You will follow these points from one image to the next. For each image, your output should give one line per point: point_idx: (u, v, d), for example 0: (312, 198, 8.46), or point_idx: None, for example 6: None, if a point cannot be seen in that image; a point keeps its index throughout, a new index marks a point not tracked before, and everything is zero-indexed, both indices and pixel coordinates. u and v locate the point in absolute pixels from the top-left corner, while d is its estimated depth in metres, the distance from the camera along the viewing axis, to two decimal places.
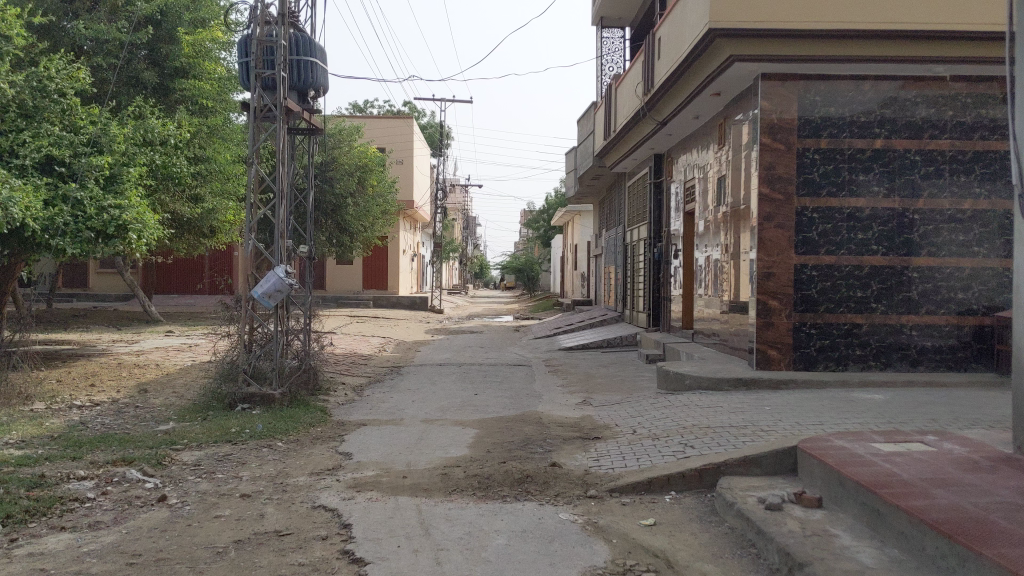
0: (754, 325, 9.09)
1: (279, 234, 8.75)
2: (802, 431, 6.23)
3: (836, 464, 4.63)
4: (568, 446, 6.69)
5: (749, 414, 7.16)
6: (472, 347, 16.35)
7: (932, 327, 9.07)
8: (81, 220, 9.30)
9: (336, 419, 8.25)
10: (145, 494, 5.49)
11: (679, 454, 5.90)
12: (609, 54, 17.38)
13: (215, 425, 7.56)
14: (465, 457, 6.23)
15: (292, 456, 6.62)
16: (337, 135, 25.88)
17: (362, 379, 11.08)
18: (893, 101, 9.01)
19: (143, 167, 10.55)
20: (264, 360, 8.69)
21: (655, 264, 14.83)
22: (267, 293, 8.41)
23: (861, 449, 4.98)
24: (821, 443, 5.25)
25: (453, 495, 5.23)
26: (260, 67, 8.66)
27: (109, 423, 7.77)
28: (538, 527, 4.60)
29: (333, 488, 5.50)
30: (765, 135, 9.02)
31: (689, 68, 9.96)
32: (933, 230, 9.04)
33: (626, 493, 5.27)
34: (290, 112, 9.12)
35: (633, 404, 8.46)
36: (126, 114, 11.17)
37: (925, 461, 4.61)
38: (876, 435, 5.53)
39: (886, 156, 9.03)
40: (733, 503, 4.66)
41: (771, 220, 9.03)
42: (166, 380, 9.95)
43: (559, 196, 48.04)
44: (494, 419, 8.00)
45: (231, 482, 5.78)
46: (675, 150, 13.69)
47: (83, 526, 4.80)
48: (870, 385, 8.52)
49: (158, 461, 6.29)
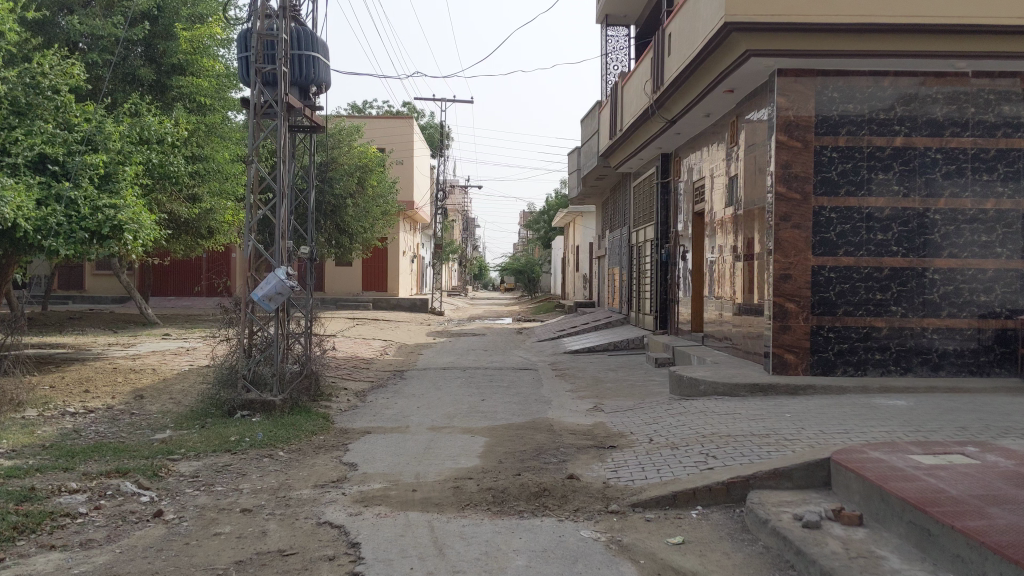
0: (771, 328, 8.81)
1: (279, 236, 8.44)
2: (829, 441, 5.95)
3: (877, 479, 4.35)
4: (583, 455, 6.41)
5: (770, 422, 6.87)
6: (475, 350, 16.04)
7: (954, 330, 8.79)
8: (75, 220, 8.97)
9: (339, 427, 7.95)
10: (140, 509, 5.19)
11: (703, 465, 5.61)
12: (615, 52, 17.10)
13: (214, 434, 7.25)
14: (476, 469, 5.94)
15: (295, 467, 6.32)
16: (337, 135, 25.59)
17: (365, 384, 10.78)
18: (913, 98, 8.75)
19: (140, 166, 10.24)
20: (263, 365, 8.39)
21: (662, 265, 14.57)
22: (268, 296, 8.10)
23: (901, 462, 4.70)
24: (855, 455, 4.97)
25: (466, 511, 4.94)
26: (260, 62, 8.34)
27: (104, 432, 7.46)
28: (559, 546, 4.32)
29: (338, 503, 5.20)
30: (781, 132, 8.75)
31: (701, 64, 9.70)
32: (954, 230, 8.77)
33: (649, 508, 4.97)
34: (291, 109, 8.82)
35: (646, 411, 8.17)
36: (121, 112, 10.85)
37: (971, 476, 4.33)
38: (912, 447, 5.26)
39: (906, 155, 8.76)
40: (767, 520, 4.37)
41: (788, 220, 8.75)
42: (163, 386, 9.64)
43: (560, 198, 47.72)
44: (503, 427, 7.71)
45: (231, 496, 5.49)
46: (684, 149, 13.41)
47: (74, 545, 4.50)
48: (891, 391, 8.24)
49: (154, 472, 5.99)
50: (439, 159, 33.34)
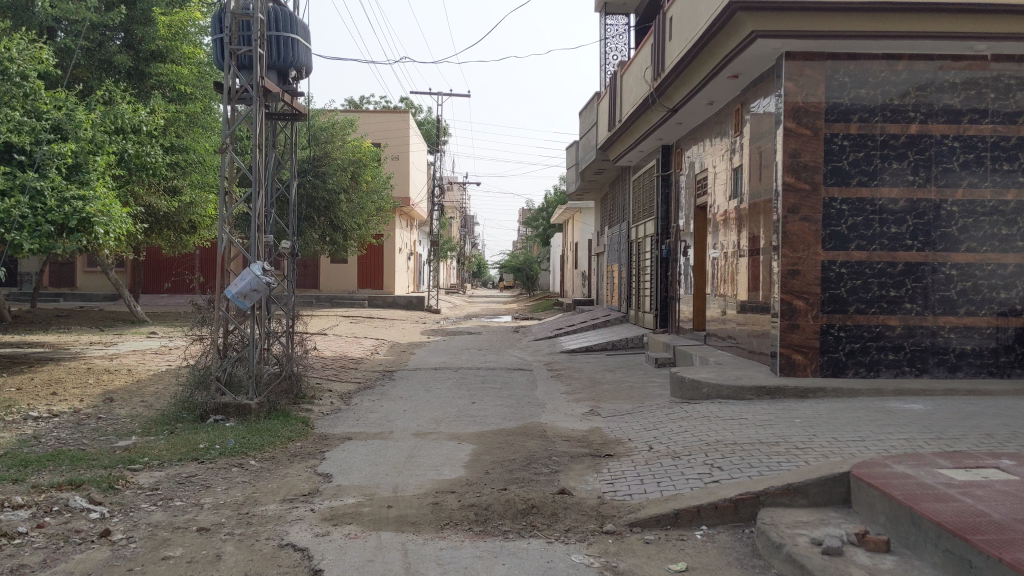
0: (779, 327, 8.30)
1: (257, 228, 7.90)
2: (846, 450, 5.46)
3: (905, 500, 3.86)
4: (577, 465, 5.92)
5: (779, 428, 6.38)
6: (470, 349, 15.58)
7: (972, 328, 8.29)
8: (40, 212, 8.45)
9: (319, 433, 7.45)
10: (87, 528, 4.69)
11: (707, 477, 5.12)
12: (614, 39, 16.61)
13: (181, 440, 6.75)
14: (461, 480, 5.45)
15: (265, 478, 5.81)
16: (330, 129, 25.27)
17: (351, 386, 10.28)
18: (929, 83, 8.25)
19: (113, 156, 9.77)
20: (239, 367, 7.88)
21: (662, 261, 14.06)
22: (242, 293, 7.61)
23: (931, 479, 4.19)
24: (877, 469, 4.47)
25: (445, 532, 4.44)
26: (235, 43, 7.86)
27: (65, 438, 6.95)
28: (546, 573, 3.83)
29: (305, 521, 4.70)
30: (789, 119, 8.25)
31: (705, 47, 9.18)
32: (972, 223, 8.27)
33: (648, 528, 4.48)
34: (268, 93, 8.30)
35: (645, 415, 7.69)
36: (93, 100, 10.38)
37: (1012, 496, 3.84)
38: (940, 459, 4.75)
39: (922, 143, 8.26)
40: (781, 545, 3.88)
41: (796, 212, 8.25)
42: (135, 388, 9.14)
43: (560, 195, 47.01)
44: (493, 433, 7.23)
45: (190, 512, 5.00)
46: (685, 141, 12.93)
47: (3, 572, 4.00)
48: (906, 394, 7.74)
49: (110, 484, 5.49)
50: (436, 154, 32.80)
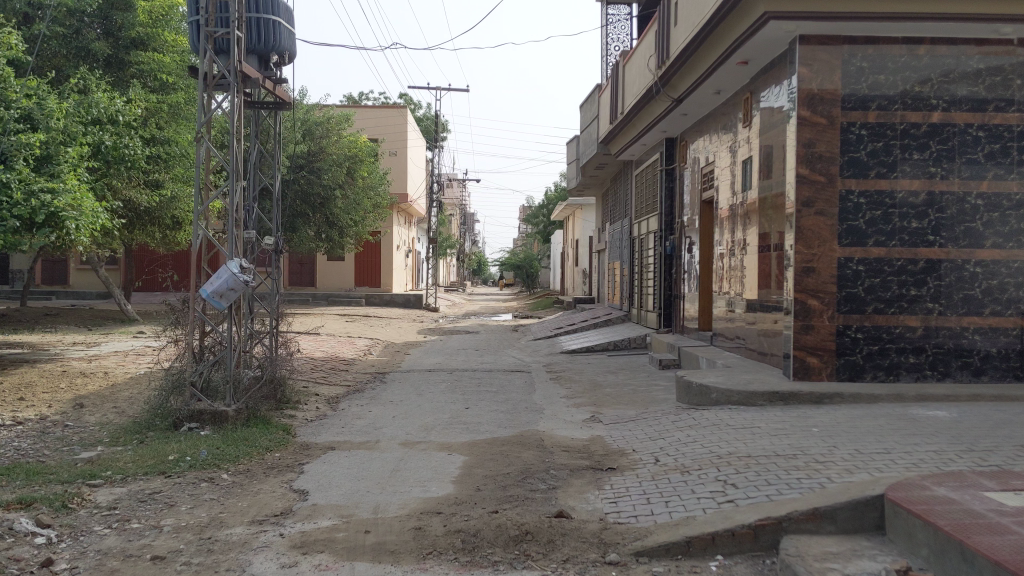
0: (792, 329, 7.80)
1: (235, 223, 7.35)
2: (872, 466, 4.96)
3: (953, 532, 3.35)
4: (577, 480, 5.42)
5: (798, 438, 5.88)
6: (466, 349, 15.07)
7: (998, 329, 7.77)
8: (5, 206, 7.97)
9: (300, 442, 6.95)
10: (28, 556, 4.18)
11: (721, 497, 4.61)
12: (615, 29, 16.10)
13: (149, 452, 6.26)
14: (450, 499, 4.96)
15: (235, 495, 5.31)
16: (325, 124, 24.42)
17: (340, 390, 9.76)
18: (953, 68, 7.73)
19: (85, 148, 9.32)
20: (215, 371, 7.35)
21: (667, 259, 13.44)
22: (219, 293, 7.06)
23: (978, 505, 3.68)
24: (916, 492, 3.96)
25: (427, 562, 3.94)
26: (211, 25, 7.31)
27: (24, 449, 6.44)
28: None
29: (271, 549, 4.20)
30: (803, 107, 7.73)
31: (713, 31, 8.66)
32: (998, 217, 7.75)
33: (657, 558, 3.99)
34: (247, 79, 7.77)
35: (650, 423, 7.19)
36: (67, 88, 9.96)
37: None
38: (983, 480, 4.23)
39: (944, 133, 7.75)
40: None
41: (810, 206, 7.74)
42: (109, 393, 8.64)
43: (560, 192, 46.45)
44: (486, 443, 6.71)
45: (146, 537, 4.49)
46: (690, 133, 12.41)
47: None
48: (929, 399, 7.22)
49: (63, 504, 4.98)
50: (434, 150, 32.25)
